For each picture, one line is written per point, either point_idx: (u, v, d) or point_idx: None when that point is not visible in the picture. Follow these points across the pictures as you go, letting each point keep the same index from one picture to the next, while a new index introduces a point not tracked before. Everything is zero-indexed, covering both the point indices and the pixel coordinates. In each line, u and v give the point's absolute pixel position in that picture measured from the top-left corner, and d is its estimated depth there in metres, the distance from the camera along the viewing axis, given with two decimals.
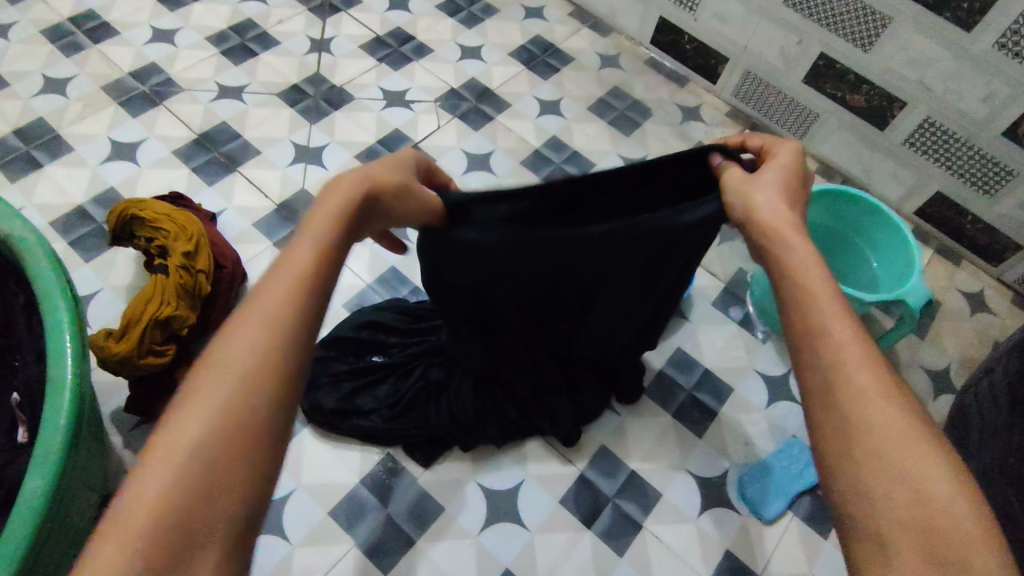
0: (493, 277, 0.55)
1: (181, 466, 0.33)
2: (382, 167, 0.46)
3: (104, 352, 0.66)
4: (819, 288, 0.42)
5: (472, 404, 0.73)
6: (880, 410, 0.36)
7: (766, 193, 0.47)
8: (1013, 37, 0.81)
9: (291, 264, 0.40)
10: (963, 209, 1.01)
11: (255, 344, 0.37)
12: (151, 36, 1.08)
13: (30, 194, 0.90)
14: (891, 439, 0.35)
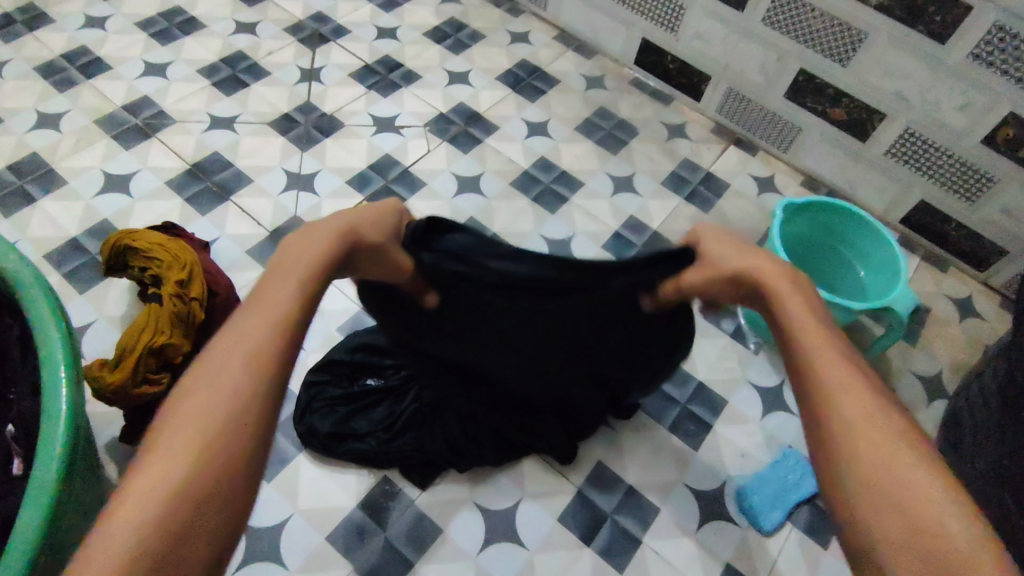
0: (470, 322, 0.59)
1: (168, 495, 0.34)
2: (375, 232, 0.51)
3: (98, 382, 0.66)
4: (816, 335, 0.45)
5: (462, 431, 0.74)
6: (874, 439, 0.38)
7: (726, 249, 0.55)
8: (987, 48, 0.84)
9: (270, 302, 0.42)
10: (947, 216, 1.02)
11: (236, 385, 0.38)
12: (143, 70, 1.10)
13: (24, 228, 0.90)
14: (885, 464, 0.37)
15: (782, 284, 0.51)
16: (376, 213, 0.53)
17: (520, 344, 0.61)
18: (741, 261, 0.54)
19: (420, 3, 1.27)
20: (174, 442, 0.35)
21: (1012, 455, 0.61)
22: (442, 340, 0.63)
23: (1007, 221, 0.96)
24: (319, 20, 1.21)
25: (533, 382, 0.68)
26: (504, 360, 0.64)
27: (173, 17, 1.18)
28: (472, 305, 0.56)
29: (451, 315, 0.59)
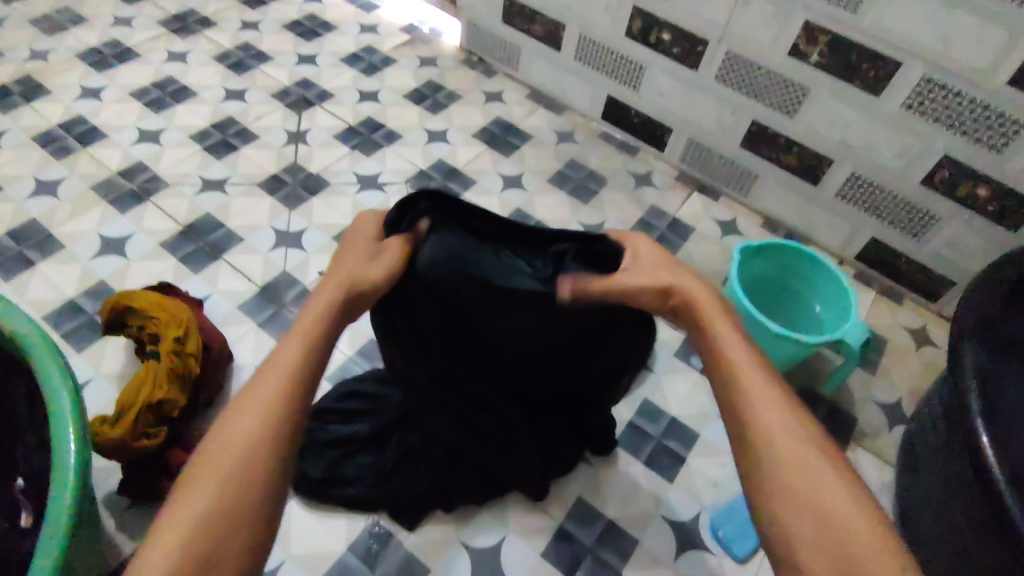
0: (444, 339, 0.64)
1: (203, 522, 0.40)
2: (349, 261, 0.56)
3: (98, 437, 0.69)
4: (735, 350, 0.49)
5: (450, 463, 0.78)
6: (791, 452, 0.43)
7: (654, 260, 0.60)
8: (917, 98, 0.92)
9: (281, 359, 0.46)
10: (898, 252, 1.09)
11: (249, 440, 0.42)
12: (137, 137, 1.16)
13: (23, 291, 0.94)
14: (801, 473, 0.42)
15: (700, 292, 0.55)
16: (352, 236, 0.60)
17: (512, 349, 0.66)
18: (666, 275, 0.57)
19: (400, 67, 1.36)
20: (209, 476, 0.41)
21: (957, 472, 0.66)
22: (440, 364, 0.65)
23: (953, 255, 1.04)
24: (304, 86, 1.29)
25: (520, 400, 0.73)
26: (497, 372, 0.69)
27: (165, 86, 1.25)
28: (465, 312, 0.62)
29: (445, 326, 0.63)
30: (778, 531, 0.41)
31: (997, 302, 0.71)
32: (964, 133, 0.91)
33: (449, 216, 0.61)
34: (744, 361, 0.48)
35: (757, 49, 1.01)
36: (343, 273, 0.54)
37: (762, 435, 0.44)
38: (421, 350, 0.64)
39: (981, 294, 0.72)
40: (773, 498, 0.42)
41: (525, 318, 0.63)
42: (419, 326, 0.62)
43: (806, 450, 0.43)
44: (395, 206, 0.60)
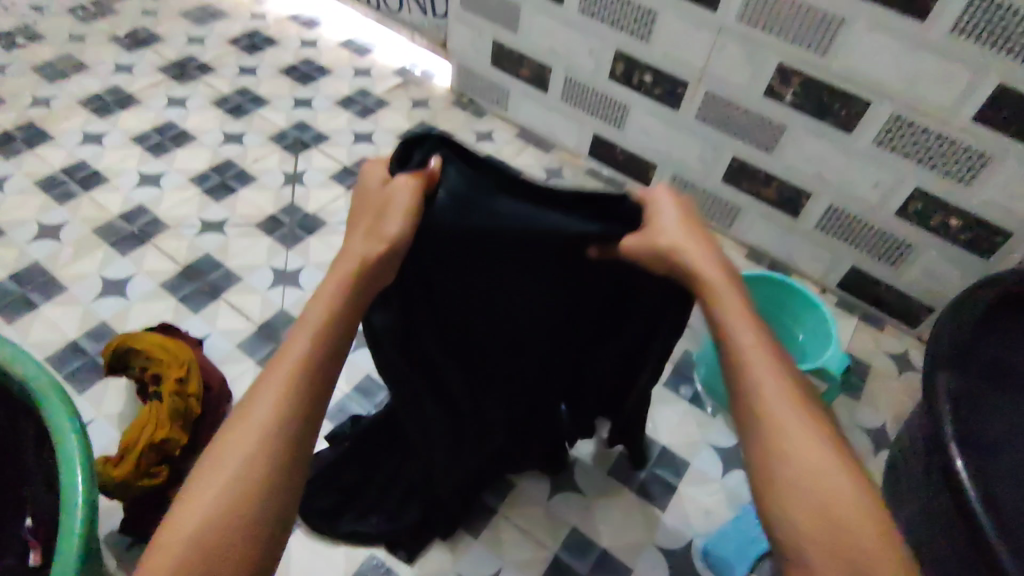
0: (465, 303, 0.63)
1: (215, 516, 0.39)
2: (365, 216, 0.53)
3: (103, 476, 0.72)
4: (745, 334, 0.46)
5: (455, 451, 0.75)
6: (801, 448, 0.41)
7: (674, 220, 0.54)
8: (887, 135, 0.97)
9: (288, 352, 0.45)
10: (877, 280, 1.13)
11: (255, 435, 0.41)
12: (138, 181, 1.19)
13: (26, 334, 0.96)
14: (811, 472, 0.41)
15: (702, 257, 0.51)
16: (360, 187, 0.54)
17: (528, 306, 0.63)
18: (677, 233, 0.53)
19: (393, 109, 1.40)
20: (223, 467, 0.40)
21: (935, 496, 0.68)
22: (448, 325, 0.64)
23: (929, 281, 1.07)
24: (300, 128, 1.33)
25: (533, 368, 0.70)
26: (512, 334, 0.66)
27: (165, 131, 1.29)
28: (480, 266, 0.59)
29: (457, 283, 0.61)
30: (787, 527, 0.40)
31: (968, 328, 0.74)
32: (933, 166, 0.96)
33: (462, 159, 0.57)
34: (755, 351, 0.46)
35: (735, 89, 1.06)
36: (359, 230, 0.51)
37: (771, 428, 0.43)
38: (429, 311, 0.62)
39: (952, 321, 0.74)
40: (777, 497, 0.41)
41: (541, 270, 0.60)
42: (434, 283, 0.61)
43: (818, 444, 0.42)
44: (403, 142, 0.57)
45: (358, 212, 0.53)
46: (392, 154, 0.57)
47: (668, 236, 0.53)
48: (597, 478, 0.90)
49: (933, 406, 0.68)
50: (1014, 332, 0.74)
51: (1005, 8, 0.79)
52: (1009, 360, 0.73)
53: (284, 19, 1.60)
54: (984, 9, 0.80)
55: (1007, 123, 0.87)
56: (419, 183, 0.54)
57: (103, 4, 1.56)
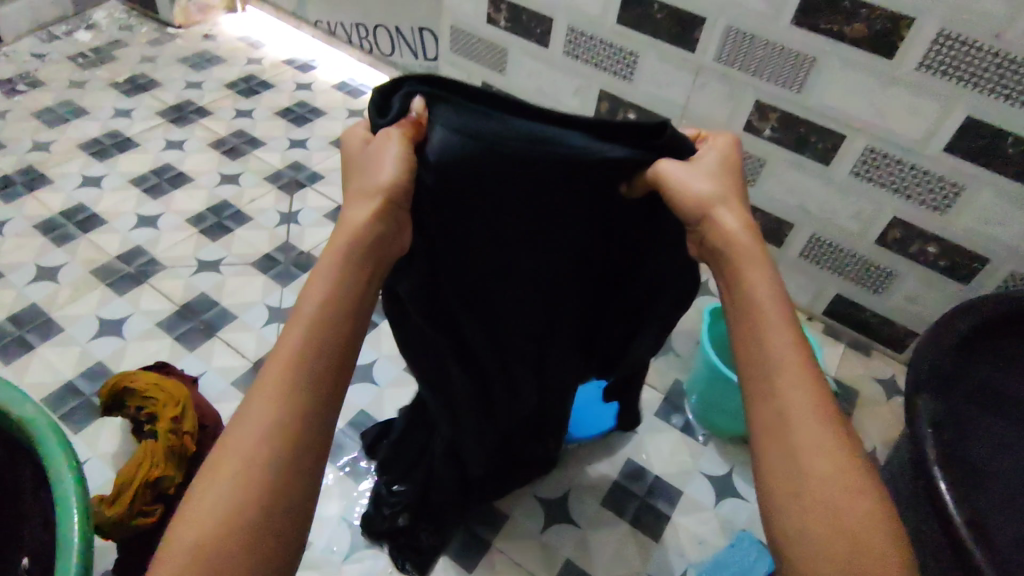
0: (475, 264, 0.58)
1: (232, 504, 0.38)
2: (358, 170, 0.52)
3: (100, 517, 0.73)
4: (776, 323, 0.46)
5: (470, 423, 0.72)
6: (822, 456, 0.41)
7: (710, 175, 0.53)
8: (863, 166, 1.00)
9: (303, 308, 0.44)
10: (861, 306, 1.15)
11: (274, 393, 0.41)
12: (136, 222, 1.21)
13: (23, 375, 0.97)
14: (830, 480, 0.41)
15: (729, 217, 0.50)
16: (353, 145, 0.54)
17: (551, 254, 0.58)
18: (701, 185, 0.52)
19: None
20: (242, 438, 0.40)
21: (921, 520, 0.69)
22: (466, 282, 0.60)
23: (912, 307, 1.10)
24: (295, 169, 1.36)
25: (558, 327, 0.65)
26: (534, 290, 0.61)
27: (163, 173, 1.32)
28: (494, 210, 0.55)
29: (473, 230, 0.56)
30: (796, 535, 0.40)
31: (948, 352, 0.75)
32: (910, 196, 0.99)
33: (454, 98, 0.53)
34: (788, 352, 0.45)
35: (715, 125, 1.10)
36: (354, 188, 0.51)
37: (799, 432, 0.42)
38: (446, 266, 0.58)
39: (933, 345, 0.75)
40: (792, 504, 0.41)
41: (560, 210, 0.55)
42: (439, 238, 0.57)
43: (840, 450, 0.42)
44: (380, 91, 0.55)
45: (354, 165, 0.52)
46: (371, 107, 0.55)
47: (699, 189, 0.52)
48: (591, 508, 0.91)
49: (915, 429, 0.70)
50: (993, 356, 0.76)
51: (970, 45, 0.83)
52: (988, 382, 0.75)
53: (280, 63, 1.65)
54: (949, 47, 0.84)
55: (977, 153, 0.90)
56: (406, 135, 0.52)
57: (103, 51, 1.61)
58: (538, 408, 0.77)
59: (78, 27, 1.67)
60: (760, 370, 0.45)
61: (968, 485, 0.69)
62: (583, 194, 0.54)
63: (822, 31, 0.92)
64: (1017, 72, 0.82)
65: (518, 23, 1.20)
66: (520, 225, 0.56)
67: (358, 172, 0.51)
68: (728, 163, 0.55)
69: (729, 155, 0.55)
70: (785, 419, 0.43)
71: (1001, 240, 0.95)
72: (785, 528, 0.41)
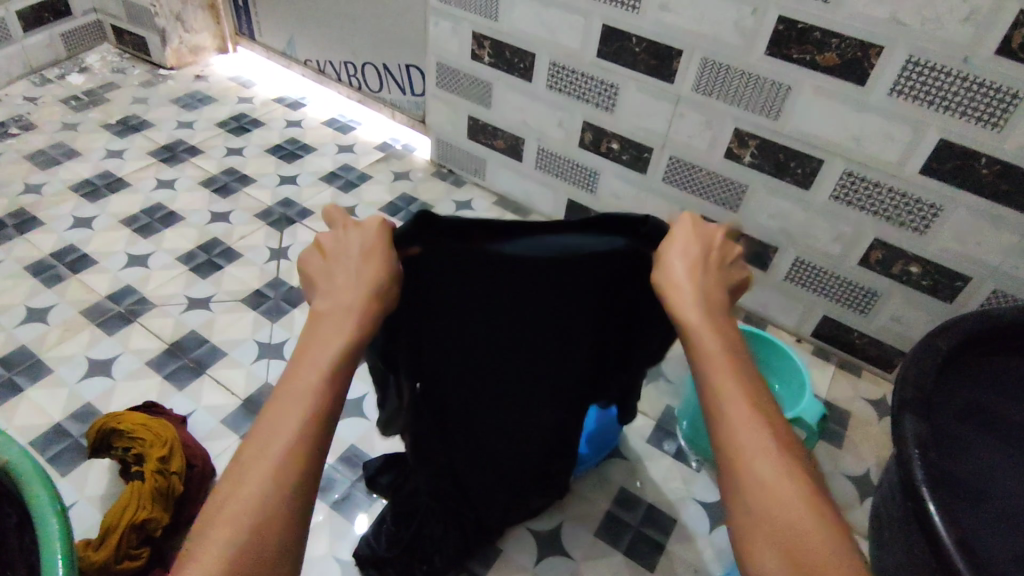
0: (457, 334, 0.61)
1: None
2: (338, 261, 0.50)
3: (85, 561, 0.75)
4: (727, 374, 0.46)
5: (451, 460, 0.77)
6: (782, 491, 0.42)
7: (683, 250, 0.52)
8: (843, 190, 1.02)
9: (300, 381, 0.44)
10: (850, 328, 1.16)
11: (268, 484, 0.40)
12: (126, 262, 1.22)
13: (11, 418, 0.97)
14: (790, 517, 0.41)
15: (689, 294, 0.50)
16: (353, 234, 0.51)
17: (535, 329, 0.61)
18: (679, 265, 0.52)
19: (376, 183, 1.46)
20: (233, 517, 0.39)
21: (912, 542, 0.69)
22: (447, 353, 0.63)
23: (899, 327, 1.11)
24: (285, 205, 1.38)
25: (544, 389, 0.68)
26: (513, 355, 0.63)
27: (154, 213, 1.33)
28: (476, 293, 0.57)
29: (455, 305, 0.59)
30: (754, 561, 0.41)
31: (932, 373, 0.74)
32: (890, 218, 1.01)
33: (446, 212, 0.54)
34: (736, 398, 0.45)
35: (696, 153, 1.12)
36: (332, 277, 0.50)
37: (749, 462, 0.43)
38: (431, 330, 0.61)
39: (916, 366, 0.74)
40: (748, 531, 0.42)
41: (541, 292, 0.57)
42: (424, 313, 0.59)
43: (797, 485, 0.42)
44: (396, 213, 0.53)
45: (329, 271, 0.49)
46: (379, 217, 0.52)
47: (672, 266, 0.52)
48: (584, 540, 0.90)
49: (902, 451, 0.69)
50: (975, 377, 0.78)
51: (938, 71, 0.85)
52: (972, 401, 0.76)
53: (270, 101, 1.68)
54: (918, 73, 0.87)
55: (951, 175, 0.92)
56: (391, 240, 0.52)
57: (96, 94, 1.64)
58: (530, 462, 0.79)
59: (71, 70, 1.70)
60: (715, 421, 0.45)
61: (958, 504, 0.69)
62: (572, 280, 0.57)
63: (795, 60, 0.94)
64: (986, 95, 0.84)
65: (501, 58, 1.23)
66: (498, 304, 0.58)
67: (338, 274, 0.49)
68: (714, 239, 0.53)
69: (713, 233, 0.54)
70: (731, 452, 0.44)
71: (980, 259, 0.97)
72: (744, 556, 0.42)
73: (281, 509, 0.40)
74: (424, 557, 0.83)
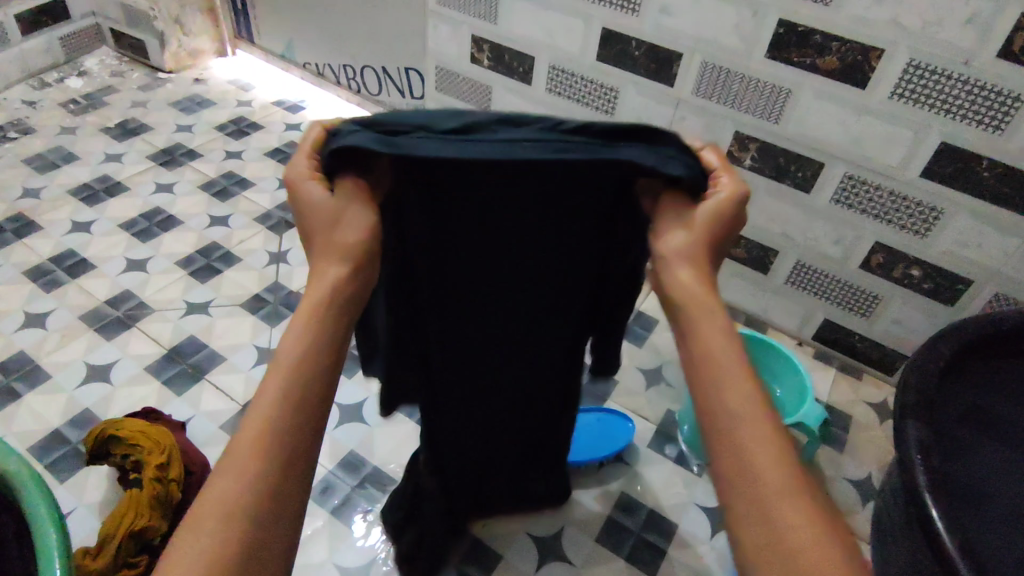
0: (430, 268, 0.60)
1: None
2: (310, 215, 0.50)
3: (83, 569, 0.75)
4: (733, 373, 0.45)
5: (450, 420, 0.76)
6: (779, 496, 0.41)
7: (684, 230, 0.51)
8: (843, 193, 1.02)
9: (272, 374, 0.44)
10: (850, 331, 1.16)
11: (247, 480, 0.41)
12: (125, 267, 1.22)
13: (10, 425, 0.97)
14: (785, 520, 0.40)
15: (683, 269, 0.50)
16: (310, 188, 0.50)
17: (509, 254, 0.59)
18: (673, 237, 0.51)
19: None
20: (210, 513, 0.40)
21: (915, 547, 0.68)
22: (440, 301, 0.63)
23: (900, 330, 1.11)
24: (285, 208, 1.37)
25: (546, 340, 0.67)
26: (494, 287, 0.62)
27: (153, 217, 1.33)
28: (440, 215, 0.57)
29: (423, 235, 0.58)
30: (735, 546, 0.42)
31: (933, 378, 0.74)
32: (891, 221, 1.00)
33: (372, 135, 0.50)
34: (738, 398, 0.44)
35: None
36: (316, 239, 0.50)
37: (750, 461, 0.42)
38: (406, 266, 0.60)
39: (918, 373, 0.74)
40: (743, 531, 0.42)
41: (502, 208, 0.56)
42: (397, 249, 0.58)
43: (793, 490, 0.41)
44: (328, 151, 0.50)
45: (315, 228, 0.50)
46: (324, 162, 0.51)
47: (668, 238, 0.51)
48: (585, 545, 0.90)
49: (905, 456, 0.68)
50: (976, 381, 0.77)
51: (939, 73, 0.85)
52: (974, 404, 0.76)
53: (269, 104, 1.68)
54: (918, 76, 0.86)
55: (952, 178, 0.92)
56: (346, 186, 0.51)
57: (94, 97, 1.63)
58: (533, 423, 0.79)
59: (69, 74, 1.70)
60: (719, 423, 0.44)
61: (960, 508, 0.69)
62: (551, 213, 0.57)
63: (795, 63, 0.94)
64: (987, 98, 0.84)
65: (501, 62, 1.23)
66: (465, 224, 0.57)
67: (320, 231, 0.50)
68: (723, 215, 0.51)
69: (719, 201, 0.51)
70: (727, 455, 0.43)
71: (981, 261, 0.97)
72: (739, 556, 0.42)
73: (244, 505, 0.41)
74: (431, 554, 0.85)
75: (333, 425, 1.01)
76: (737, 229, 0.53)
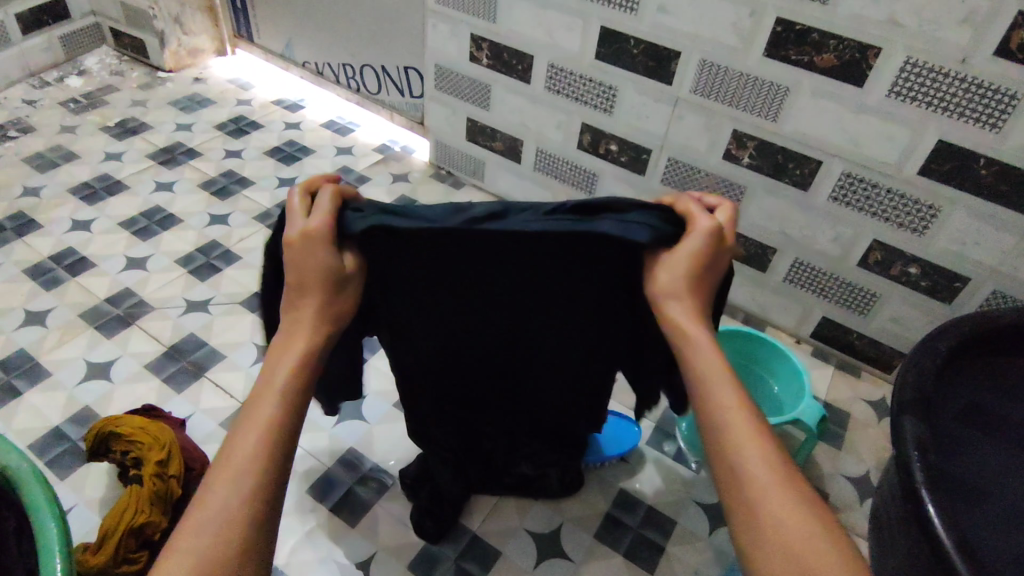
0: (422, 305, 0.63)
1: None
2: (300, 262, 0.52)
3: (83, 566, 0.75)
4: (722, 391, 0.50)
5: (444, 435, 0.81)
6: (774, 494, 0.45)
7: (672, 274, 0.54)
8: (841, 191, 1.02)
9: (268, 395, 0.49)
10: (848, 328, 1.16)
11: (245, 489, 0.45)
12: (125, 264, 1.22)
13: (10, 422, 0.97)
14: (783, 515, 0.44)
15: (677, 309, 0.53)
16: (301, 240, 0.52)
17: (499, 296, 0.62)
18: (662, 278, 0.54)
19: (375, 185, 1.47)
20: (208, 518, 0.43)
21: (912, 541, 0.69)
22: (427, 339, 0.67)
23: (899, 328, 1.11)
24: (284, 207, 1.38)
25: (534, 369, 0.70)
26: (482, 322, 0.65)
27: (153, 215, 1.33)
28: (433, 263, 0.59)
29: (418, 279, 0.61)
30: (737, 543, 0.46)
31: (931, 375, 0.74)
32: (889, 219, 1.01)
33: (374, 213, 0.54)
34: (730, 412, 0.49)
35: (695, 154, 1.12)
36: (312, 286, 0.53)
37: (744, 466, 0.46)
38: (403, 302, 0.63)
39: (916, 369, 0.74)
40: (744, 527, 0.45)
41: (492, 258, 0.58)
42: (393, 288, 0.62)
43: (790, 490, 0.45)
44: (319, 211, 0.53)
45: (304, 275, 0.52)
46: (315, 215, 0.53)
47: (659, 280, 0.54)
48: (584, 542, 0.90)
49: (902, 452, 0.68)
50: (974, 378, 0.78)
51: (936, 72, 0.85)
52: (972, 402, 0.76)
53: (269, 103, 1.68)
54: (916, 75, 0.87)
55: (950, 175, 0.92)
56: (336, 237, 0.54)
57: (94, 96, 1.64)
58: (521, 437, 0.84)
59: (69, 73, 1.70)
60: (717, 436, 0.48)
61: (958, 504, 0.70)
62: (539, 264, 0.59)
63: (793, 61, 0.94)
64: (984, 97, 0.84)
65: (500, 61, 1.23)
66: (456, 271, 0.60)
67: (315, 292, 0.53)
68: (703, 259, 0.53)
69: (695, 250, 0.53)
70: (726, 463, 0.47)
71: (979, 259, 0.97)
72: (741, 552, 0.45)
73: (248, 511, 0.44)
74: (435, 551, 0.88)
75: (332, 422, 1.01)
76: (716, 268, 0.55)
